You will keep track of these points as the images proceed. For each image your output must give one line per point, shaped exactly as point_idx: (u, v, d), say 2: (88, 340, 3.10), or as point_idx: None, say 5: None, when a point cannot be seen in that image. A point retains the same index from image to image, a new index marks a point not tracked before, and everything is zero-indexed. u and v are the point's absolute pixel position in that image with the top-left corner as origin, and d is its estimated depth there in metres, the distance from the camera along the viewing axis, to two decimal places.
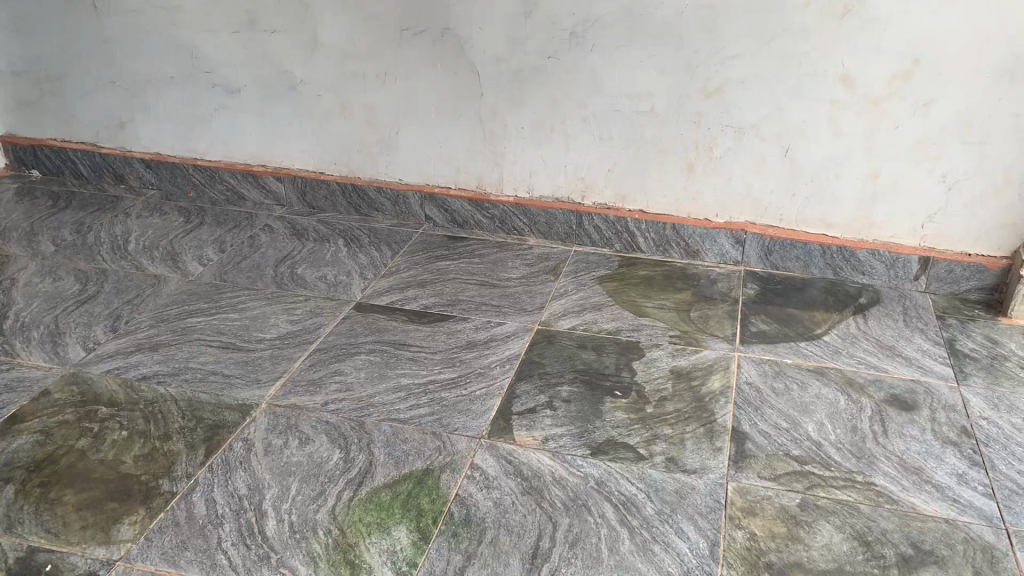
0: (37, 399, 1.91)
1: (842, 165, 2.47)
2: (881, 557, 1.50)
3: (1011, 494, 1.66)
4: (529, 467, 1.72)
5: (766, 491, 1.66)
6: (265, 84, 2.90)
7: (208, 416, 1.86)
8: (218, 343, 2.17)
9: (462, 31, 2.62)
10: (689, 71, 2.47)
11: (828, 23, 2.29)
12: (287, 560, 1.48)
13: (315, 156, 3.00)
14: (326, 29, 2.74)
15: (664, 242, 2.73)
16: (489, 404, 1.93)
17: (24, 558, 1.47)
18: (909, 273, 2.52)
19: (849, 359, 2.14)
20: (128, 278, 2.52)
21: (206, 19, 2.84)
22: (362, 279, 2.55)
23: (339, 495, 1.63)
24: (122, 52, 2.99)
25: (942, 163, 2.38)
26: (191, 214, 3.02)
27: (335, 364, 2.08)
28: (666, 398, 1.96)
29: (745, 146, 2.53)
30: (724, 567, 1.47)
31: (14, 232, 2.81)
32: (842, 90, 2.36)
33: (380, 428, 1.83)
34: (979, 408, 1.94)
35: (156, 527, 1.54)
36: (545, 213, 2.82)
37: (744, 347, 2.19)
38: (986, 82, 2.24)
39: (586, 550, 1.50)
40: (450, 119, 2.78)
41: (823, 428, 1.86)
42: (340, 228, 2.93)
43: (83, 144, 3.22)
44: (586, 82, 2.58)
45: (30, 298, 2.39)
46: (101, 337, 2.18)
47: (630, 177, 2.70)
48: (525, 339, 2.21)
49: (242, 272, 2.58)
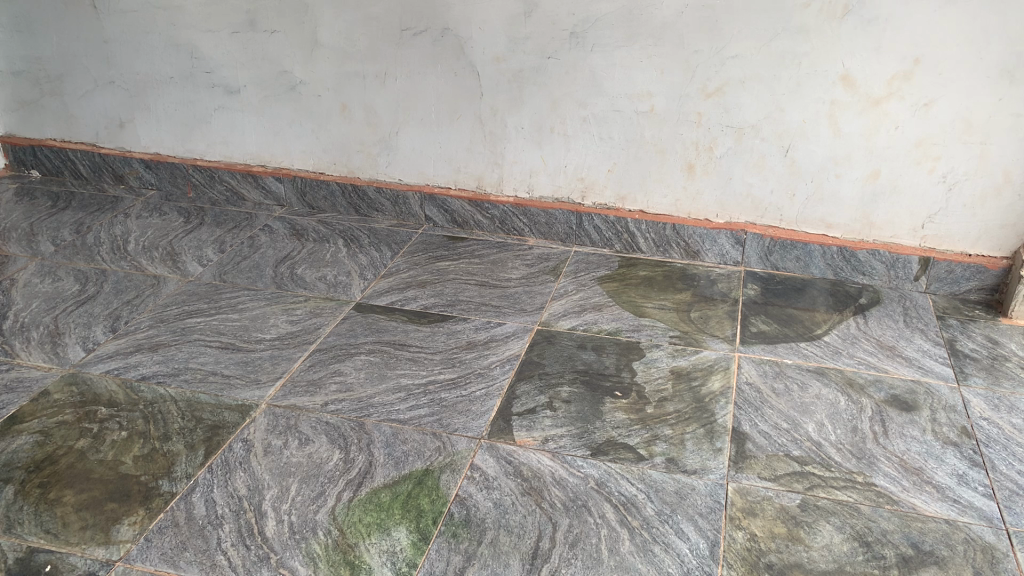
0: (37, 399, 1.91)
1: (842, 165, 2.47)
2: (881, 557, 1.49)
3: (1012, 495, 1.66)
4: (529, 467, 1.72)
5: (766, 491, 1.66)
6: (265, 84, 2.90)
7: (208, 416, 1.86)
8: (218, 343, 2.17)
9: (462, 31, 2.62)
10: (689, 71, 2.47)
11: (828, 23, 2.29)
12: (287, 561, 1.48)
13: (314, 156, 3.00)
14: (326, 29, 2.74)
15: (664, 242, 2.73)
16: (489, 404, 1.93)
17: (24, 558, 1.47)
18: (909, 273, 2.52)
19: (850, 359, 2.14)
20: (128, 278, 2.52)
21: (206, 19, 2.84)
22: (363, 279, 2.56)
23: (339, 496, 1.63)
24: (122, 53, 2.99)
25: (941, 164, 2.38)
26: (191, 215, 3.02)
27: (335, 364, 2.08)
28: (665, 399, 1.96)
29: (744, 145, 2.53)
30: (724, 567, 1.47)
31: (14, 232, 2.81)
32: (842, 90, 2.36)
33: (381, 428, 1.83)
34: (979, 408, 1.94)
35: (156, 527, 1.54)
36: (545, 213, 2.82)
37: (744, 347, 2.19)
38: (986, 83, 2.24)
39: (586, 550, 1.50)
40: (450, 119, 2.77)
41: (823, 428, 1.86)
42: (340, 228, 2.93)
43: (82, 143, 3.22)
44: (586, 81, 2.58)
45: (29, 298, 2.39)
46: (101, 337, 2.18)
47: (630, 178, 2.70)
48: (525, 339, 2.21)
49: (241, 273, 2.58)
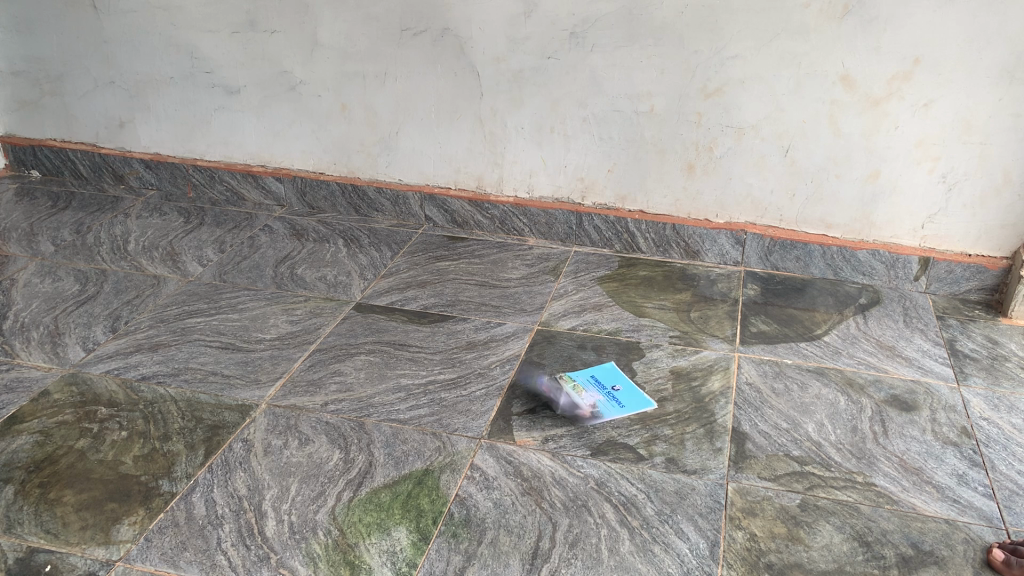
0: (37, 399, 1.91)
1: (842, 165, 2.47)
2: (881, 557, 1.50)
3: (1012, 495, 1.66)
4: (529, 467, 1.72)
5: (766, 491, 1.66)
6: (265, 84, 2.90)
7: (208, 416, 1.86)
8: (218, 343, 2.17)
9: (462, 31, 2.62)
10: (689, 71, 2.47)
11: (828, 24, 2.29)
12: (287, 561, 1.48)
13: (314, 156, 3.00)
14: (326, 29, 2.74)
15: (664, 243, 2.73)
16: (488, 404, 1.93)
17: (24, 558, 1.47)
18: (909, 273, 2.52)
19: (850, 359, 2.14)
20: (128, 278, 2.52)
21: (206, 19, 2.84)
22: (362, 279, 2.56)
23: (339, 495, 1.63)
24: (122, 53, 2.99)
25: (940, 164, 2.38)
26: (191, 215, 3.02)
27: (334, 364, 2.08)
28: (665, 399, 1.96)
29: (744, 145, 2.53)
30: (724, 567, 1.47)
31: (14, 232, 2.81)
32: (842, 90, 2.36)
33: (381, 428, 1.84)
34: (978, 408, 1.94)
35: (156, 527, 1.54)
36: (545, 213, 2.82)
37: (744, 347, 2.20)
38: (986, 83, 2.24)
39: (586, 550, 1.50)
40: (450, 119, 2.78)
41: (823, 428, 1.86)
42: (341, 228, 2.93)
43: (82, 143, 3.22)
44: (587, 82, 2.58)
45: (29, 298, 2.39)
46: (101, 338, 2.18)
47: (630, 178, 2.70)
48: (525, 339, 2.21)
49: (241, 273, 2.58)
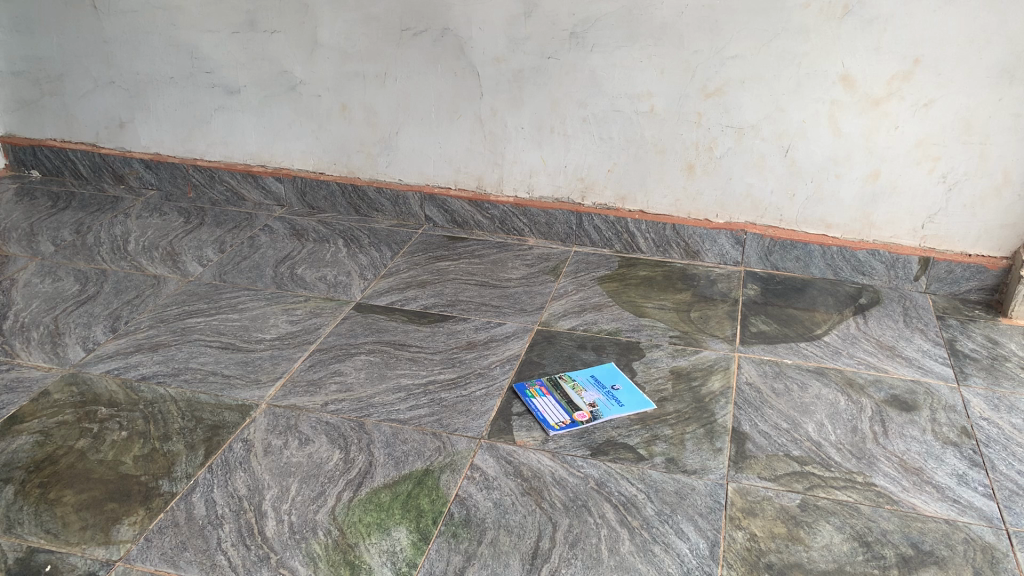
0: (37, 399, 1.91)
1: (842, 165, 2.47)
2: (881, 557, 1.50)
3: (1012, 495, 1.66)
4: (529, 467, 1.72)
5: (766, 491, 1.66)
6: (265, 84, 2.90)
7: (208, 416, 1.86)
8: (218, 343, 2.17)
9: (461, 31, 2.62)
10: (689, 71, 2.47)
11: (828, 24, 2.29)
12: (287, 561, 1.48)
13: (314, 156, 3.00)
14: (326, 29, 2.74)
15: (664, 243, 2.73)
16: (488, 404, 1.93)
17: (24, 558, 1.47)
18: (909, 273, 2.52)
19: (850, 359, 2.14)
20: (128, 278, 2.52)
21: (206, 19, 2.84)
22: (362, 279, 2.56)
23: (339, 496, 1.63)
24: (122, 53, 2.99)
25: (940, 163, 2.38)
26: (191, 215, 3.02)
27: (334, 364, 2.08)
28: (665, 399, 1.96)
29: (744, 145, 2.53)
30: (724, 567, 1.47)
31: (14, 232, 2.81)
32: (842, 90, 2.36)
33: (381, 428, 1.84)
34: (978, 408, 1.94)
35: (156, 527, 1.54)
36: (545, 213, 2.82)
37: (744, 347, 2.20)
38: (986, 83, 2.24)
39: (586, 550, 1.50)
40: (450, 119, 2.78)
41: (823, 428, 1.86)
42: (341, 228, 2.93)
43: (82, 143, 3.22)
44: (587, 82, 2.58)
45: (29, 298, 2.39)
46: (101, 338, 2.18)
47: (631, 178, 2.69)
48: (525, 339, 2.21)
49: (241, 273, 2.58)
